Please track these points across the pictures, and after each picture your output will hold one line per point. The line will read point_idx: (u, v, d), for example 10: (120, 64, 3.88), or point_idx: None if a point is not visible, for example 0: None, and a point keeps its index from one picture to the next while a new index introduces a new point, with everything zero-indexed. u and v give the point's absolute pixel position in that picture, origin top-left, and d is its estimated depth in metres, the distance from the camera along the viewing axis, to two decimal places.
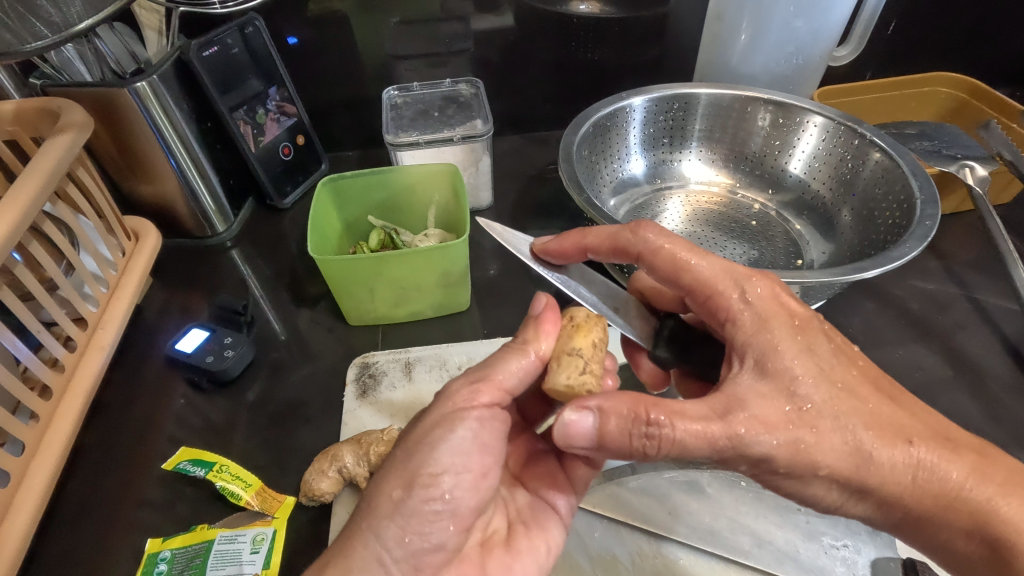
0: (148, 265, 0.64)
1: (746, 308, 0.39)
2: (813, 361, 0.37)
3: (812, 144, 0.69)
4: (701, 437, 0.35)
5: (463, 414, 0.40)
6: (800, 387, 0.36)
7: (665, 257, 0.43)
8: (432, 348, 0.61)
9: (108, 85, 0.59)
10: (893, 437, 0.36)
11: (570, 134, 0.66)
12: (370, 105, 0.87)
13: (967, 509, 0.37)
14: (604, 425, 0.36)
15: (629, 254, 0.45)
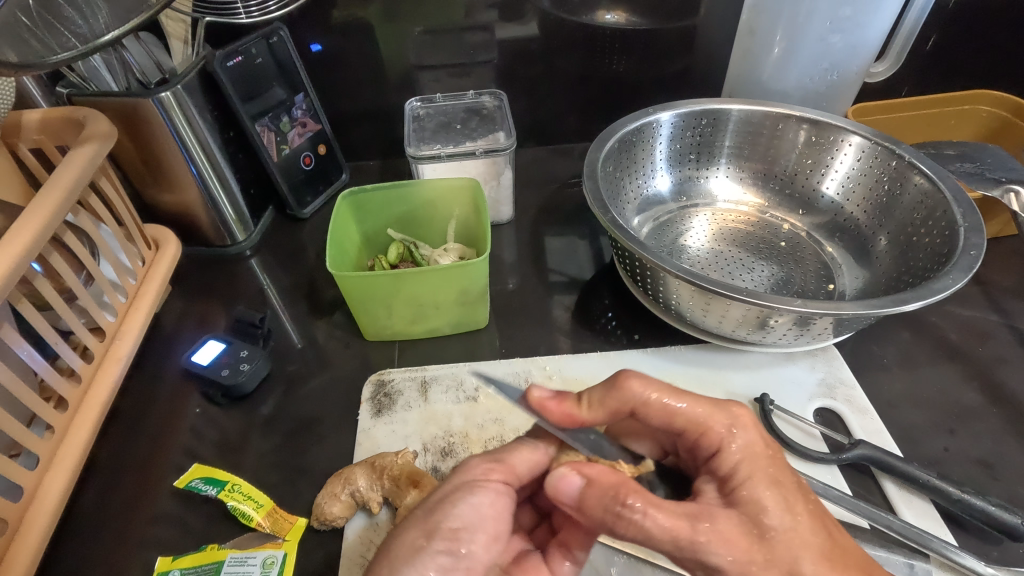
0: (167, 276, 0.63)
1: (734, 440, 0.39)
2: (782, 497, 0.36)
3: (847, 164, 0.66)
4: (668, 529, 0.34)
5: (481, 482, 0.41)
6: (767, 516, 0.35)
7: (655, 405, 0.42)
8: (449, 367, 0.59)
9: (132, 95, 0.59)
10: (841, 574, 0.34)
11: (595, 150, 0.64)
12: (392, 115, 0.86)
13: None
14: (586, 494, 0.38)
15: (621, 412, 0.43)
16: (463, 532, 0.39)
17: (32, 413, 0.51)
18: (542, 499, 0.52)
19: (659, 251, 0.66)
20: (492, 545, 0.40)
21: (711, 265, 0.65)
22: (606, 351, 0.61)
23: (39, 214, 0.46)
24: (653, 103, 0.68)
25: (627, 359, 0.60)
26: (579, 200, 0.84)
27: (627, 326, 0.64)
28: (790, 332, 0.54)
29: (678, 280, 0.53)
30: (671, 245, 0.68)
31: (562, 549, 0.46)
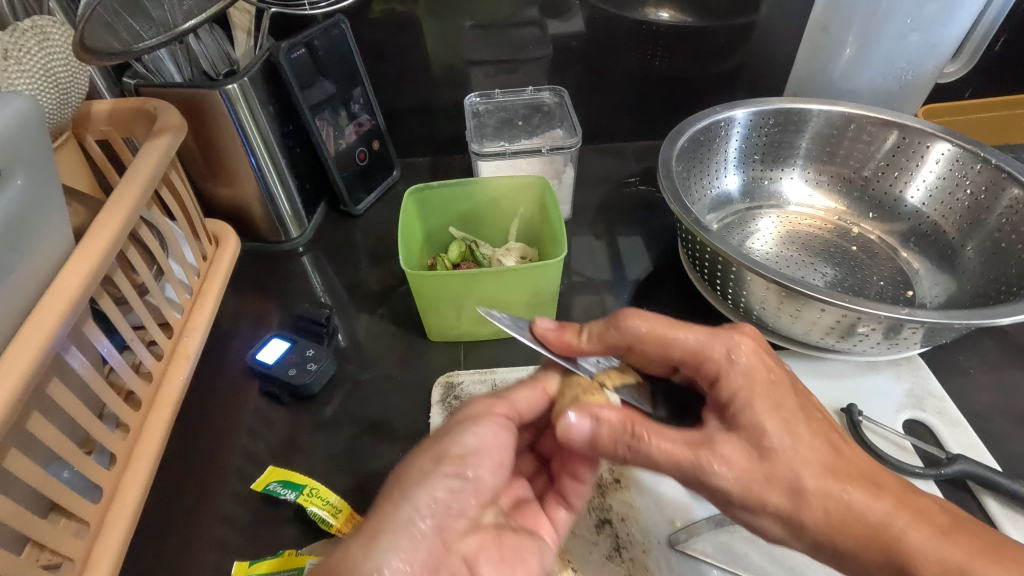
0: (228, 271, 0.62)
1: (735, 368, 0.41)
2: (781, 417, 0.38)
3: (934, 172, 0.64)
4: (672, 457, 0.39)
5: (486, 414, 0.44)
6: (767, 436, 0.37)
7: (651, 336, 0.45)
8: (519, 370, 0.58)
9: (199, 86, 0.58)
10: (839, 479, 0.36)
11: (666, 148, 0.63)
12: (443, 112, 0.84)
13: (887, 551, 0.35)
14: (598, 432, 0.41)
15: (620, 346, 0.47)
16: (467, 457, 0.41)
17: (102, 408, 0.50)
18: (545, 443, 0.53)
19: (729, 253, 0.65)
20: (496, 468, 0.43)
21: (783, 267, 0.64)
22: None
23: (122, 207, 0.45)
24: (725, 101, 0.67)
25: None
26: (636, 202, 0.81)
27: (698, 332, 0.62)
28: (880, 342, 0.52)
29: (766, 284, 0.52)
30: (740, 247, 0.67)
31: (559, 496, 0.48)
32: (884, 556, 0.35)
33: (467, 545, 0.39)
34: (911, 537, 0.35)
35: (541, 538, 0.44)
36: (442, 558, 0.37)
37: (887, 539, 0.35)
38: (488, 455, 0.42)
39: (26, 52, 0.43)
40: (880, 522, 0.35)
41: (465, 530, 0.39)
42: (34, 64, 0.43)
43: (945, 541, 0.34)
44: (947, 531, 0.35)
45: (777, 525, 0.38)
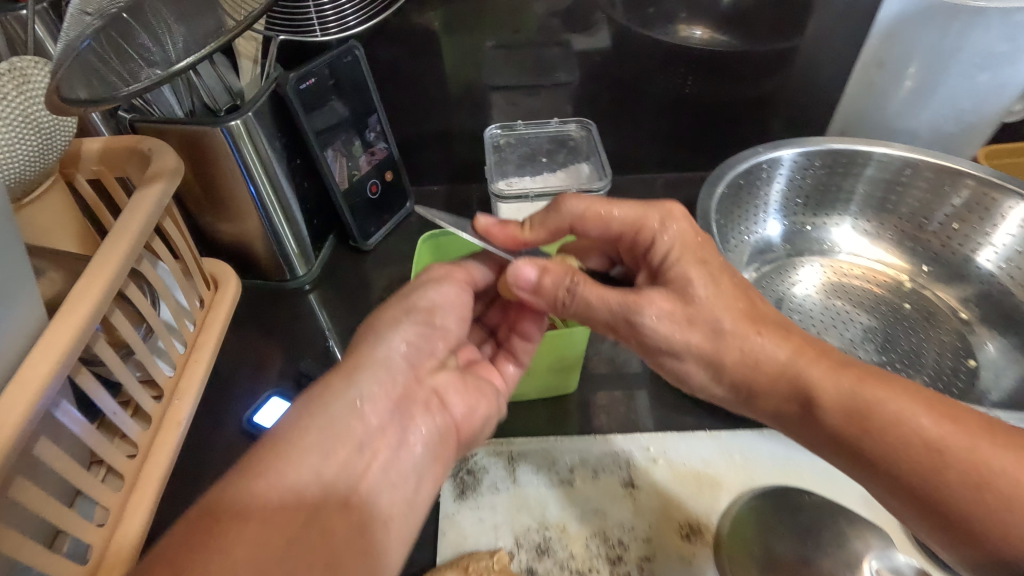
0: (228, 319, 0.57)
1: (664, 235, 0.46)
2: (705, 272, 0.43)
3: (1011, 232, 0.59)
4: (602, 300, 0.44)
5: (439, 279, 0.48)
6: (693, 287, 0.43)
7: (591, 215, 0.50)
8: (539, 442, 0.53)
9: (201, 124, 0.54)
10: (752, 326, 0.41)
11: (706, 195, 0.59)
12: (461, 138, 0.79)
13: (791, 381, 0.40)
14: (543, 279, 0.46)
15: (560, 229, 0.52)
16: (433, 309, 0.46)
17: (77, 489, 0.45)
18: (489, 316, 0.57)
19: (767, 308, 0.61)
20: (462, 321, 0.48)
21: (828, 327, 0.59)
22: (715, 431, 0.53)
23: (103, 274, 0.40)
24: (773, 141, 0.62)
25: (744, 441, 0.52)
26: None
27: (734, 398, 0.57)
28: None
29: None
30: (780, 299, 0.63)
31: (507, 355, 0.52)
32: (789, 389, 0.40)
33: (443, 381, 0.46)
34: (813, 372, 0.39)
35: (495, 391, 0.49)
36: (410, 394, 0.43)
37: (792, 376, 0.40)
38: (453, 309, 0.47)
39: (5, 100, 0.39)
40: (786, 362, 0.40)
41: (438, 363, 0.46)
42: (18, 115, 0.40)
43: (843, 376, 0.39)
44: (852, 370, 0.39)
45: (700, 367, 0.43)
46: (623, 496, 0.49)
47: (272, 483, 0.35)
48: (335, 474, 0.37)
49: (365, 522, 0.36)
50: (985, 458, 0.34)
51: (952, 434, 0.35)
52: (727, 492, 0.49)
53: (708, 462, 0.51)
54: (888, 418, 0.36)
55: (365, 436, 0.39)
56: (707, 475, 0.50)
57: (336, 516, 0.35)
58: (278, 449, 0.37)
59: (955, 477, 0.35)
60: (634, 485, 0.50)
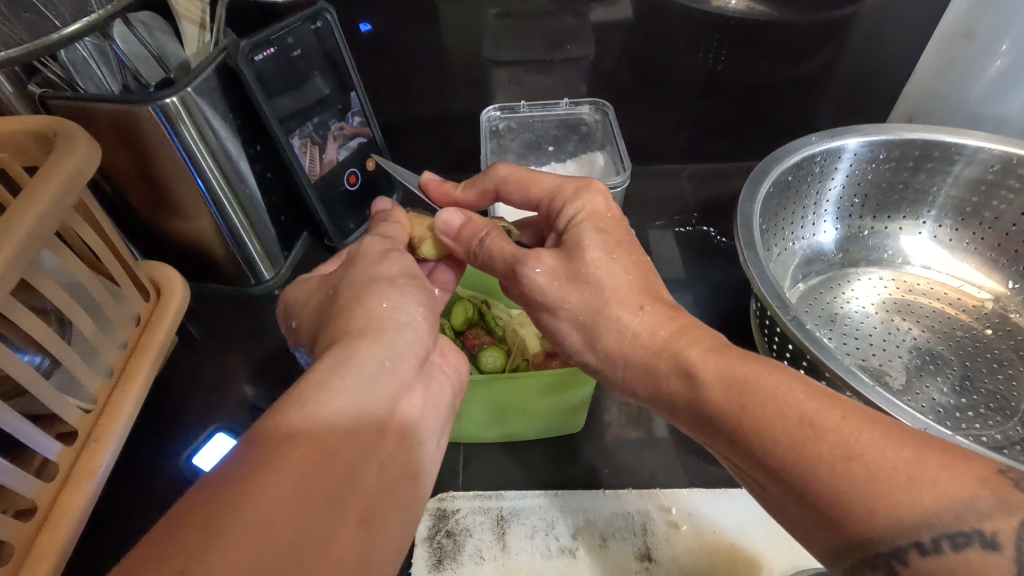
0: (168, 339, 0.47)
1: (575, 200, 0.39)
2: (603, 239, 0.37)
3: None
4: (502, 256, 0.38)
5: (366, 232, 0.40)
6: (584, 248, 0.36)
7: (514, 179, 0.43)
8: (534, 499, 0.46)
9: (128, 101, 0.44)
10: (634, 300, 0.36)
11: (747, 202, 0.51)
12: (458, 123, 0.68)
13: (671, 362, 0.34)
14: (463, 229, 0.40)
15: (488, 194, 0.44)
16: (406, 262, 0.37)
17: None
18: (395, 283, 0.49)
19: (819, 325, 0.56)
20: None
21: (890, 350, 0.54)
22: None
23: None
24: (830, 129, 0.57)
25: None
26: (691, 248, 0.65)
27: None
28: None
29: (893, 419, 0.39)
30: (835, 315, 0.57)
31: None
32: (669, 365, 0.34)
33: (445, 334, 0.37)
34: (694, 352, 0.34)
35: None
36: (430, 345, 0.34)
37: (673, 354, 0.34)
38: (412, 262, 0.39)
39: None
40: (665, 340, 0.35)
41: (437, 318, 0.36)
42: None
43: (723, 357, 0.33)
44: (730, 356, 0.33)
45: (573, 331, 0.37)
46: (637, 572, 0.42)
47: (309, 438, 0.26)
48: (373, 434, 0.28)
49: (402, 476, 0.29)
50: (854, 431, 0.27)
51: (827, 412, 0.28)
52: (769, 570, 0.42)
53: (743, 532, 0.44)
54: (761, 392, 0.30)
55: (399, 389, 0.31)
56: (740, 551, 0.43)
57: (373, 470, 0.28)
58: (306, 400, 0.27)
59: (824, 446, 0.27)
60: (652, 559, 0.42)
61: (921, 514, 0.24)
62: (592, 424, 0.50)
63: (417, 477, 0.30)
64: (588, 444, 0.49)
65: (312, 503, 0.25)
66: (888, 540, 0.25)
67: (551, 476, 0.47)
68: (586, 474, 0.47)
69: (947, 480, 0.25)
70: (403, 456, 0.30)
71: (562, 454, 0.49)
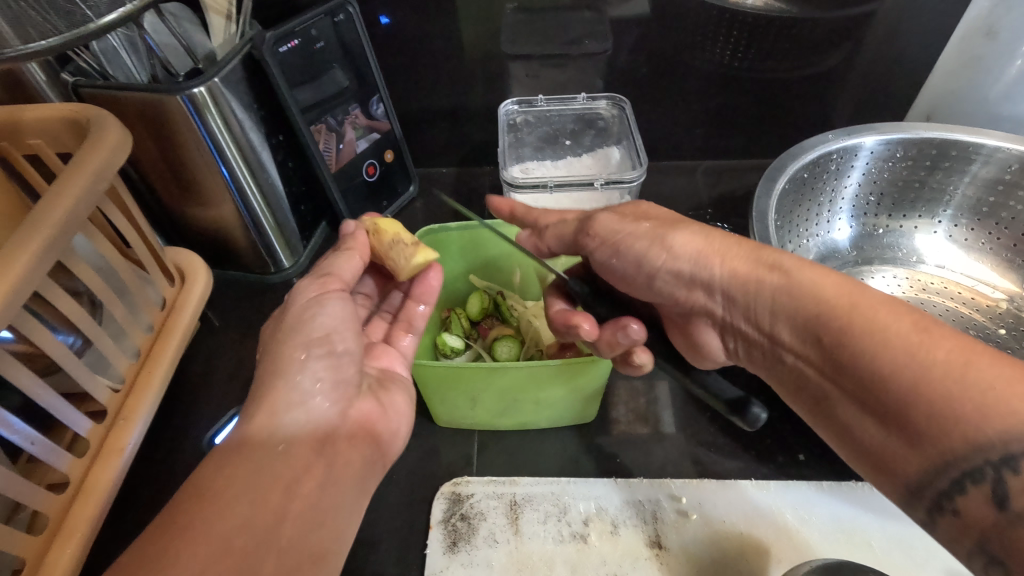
0: (192, 322, 0.49)
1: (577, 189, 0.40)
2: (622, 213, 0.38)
3: None
4: None
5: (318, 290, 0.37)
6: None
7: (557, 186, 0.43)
8: (547, 485, 0.46)
9: (156, 90, 0.45)
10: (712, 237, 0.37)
11: (762, 198, 0.51)
12: (474, 116, 0.69)
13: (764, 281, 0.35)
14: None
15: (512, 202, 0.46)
16: (334, 336, 0.36)
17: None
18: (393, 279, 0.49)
19: None
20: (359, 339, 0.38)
21: None
22: (761, 479, 0.47)
23: (5, 280, 0.31)
24: (848, 127, 0.57)
25: (797, 495, 0.46)
26: None
27: (783, 440, 0.49)
28: None
29: None
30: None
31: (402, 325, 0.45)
32: (769, 280, 0.35)
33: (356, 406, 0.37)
34: (795, 269, 0.34)
35: (399, 381, 0.42)
36: (331, 430, 0.35)
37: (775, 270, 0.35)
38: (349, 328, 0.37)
39: None
40: (747, 273, 0.36)
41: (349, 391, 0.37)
42: None
43: (828, 274, 0.33)
44: (837, 275, 0.33)
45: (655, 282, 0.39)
46: (648, 558, 0.43)
47: (198, 536, 0.28)
48: (269, 525, 0.30)
49: (303, 557, 0.31)
50: (969, 353, 0.27)
51: (937, 333, 0.28)
52: (778, 561, 0.43)
53: (752, 523, 0.44)
54: (869, 308, 0.30)
55: (295, 477, 0.32)
56: (749, 540, 0.43)
57: (272, 555, 0.29)
58: (194, 501, 0.29)
59: (933, 363, 0.27)
60: (662, 546, 0.43)
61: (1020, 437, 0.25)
62: (603, 415, 0.51)
63: (322, 557, 0.32)
64: (598, 434, 0.50)
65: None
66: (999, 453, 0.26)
67: (563, 465, 0.48)
68: (598, 464, 0.48)
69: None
70: (306, 537, 0.31)
71: (574, 443, 0.50)
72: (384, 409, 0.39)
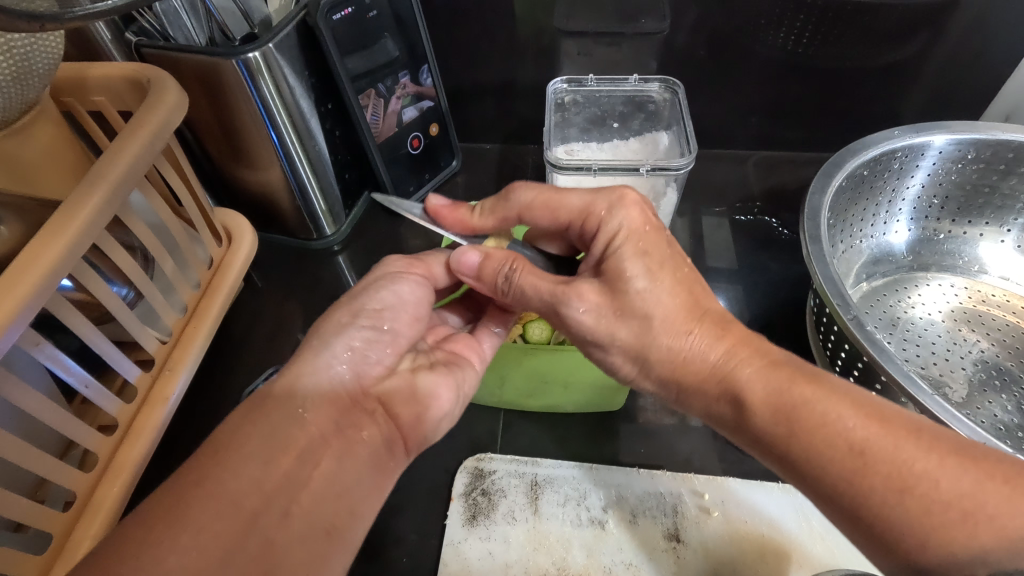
0: (236, 283, 0.50)
1: (608, 221, 0.38)
2: (645, 265, 0.35)
3: None
4: (537, 289, 0.37)
5: (397, 275, 0.39)
6: (628, 279, 0.35)
7: (539, 203, 0.41)
8: (571, 469, 0.47)
9: (214, 53, 0.46)
10: (683, 324, 0.35)
11: (816, 194, 0.49)
12: (523, 94, 0.68)
13: None
14: (485, 264, 0.38)
15: (509, 218, 0.43)
16: (386, 313, 0.36)
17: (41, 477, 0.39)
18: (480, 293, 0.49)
19: (879, 327, 0.55)
20: (414, 323, 0.38)
21: (955, 361, 0.52)
22: (788, 483, 0.46)
23: (69, 230, 0.33)
24: (916, 124, 0.54)
25: None
26: (750, 236, 0.64)
27: None
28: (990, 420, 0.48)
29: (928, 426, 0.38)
30: (897, 319, 0.55)
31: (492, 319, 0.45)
32: (719, 390, 0.34)
33: (395, 386, 0.35)
34: (744, 373, 0.33)
35: (467, 366, 0.41)
36: (354, 402, 0.34)
37: (723, 376, 0.34)
38: (404, 311, 0.37)
39: (35, 62, 0.35)
40: (718, 363, 0.34)
41: (386, 372, 0.36)
42: (43, 69, 0.36)
43: (774, 376, 0.33)
44: (785, 378, 0.32)
45: (625, 363, 0.37)
46: (664, 551, 0.43)
47: (201, 487, 0.27)
48: (280, 487, 0.29)
49: (318, 528, 0.29)
50: (909, 464, 0.28)
51: (882, 441, 0.29)
52: (799, 566, 0.42)
53: (776, 526, 0.44)
54: (811, 411, 0.31)
55: (312, 444, 0.31)
56: (771, 543, 0.43)
57: (280, 520, 0.28)
58: (209, 453, 0.29)
59: (880, 471, 0.29)
60: (680, 540, 0.43)
61: (979, 549, 0.26)
62: (631, 403, 0.51)
63: (337, 531, 0.30)
64: (624, 424, 0.50)
65: (210, 553, 0.26)
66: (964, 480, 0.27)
67: (586, 450, 0.49)
68: (621, 451, 0.48)
69: (1010, 517, 0.26)
70: (320, 510, 0.30)
71: (599, 429, 0.50)
72: (420, 394, 0.36)
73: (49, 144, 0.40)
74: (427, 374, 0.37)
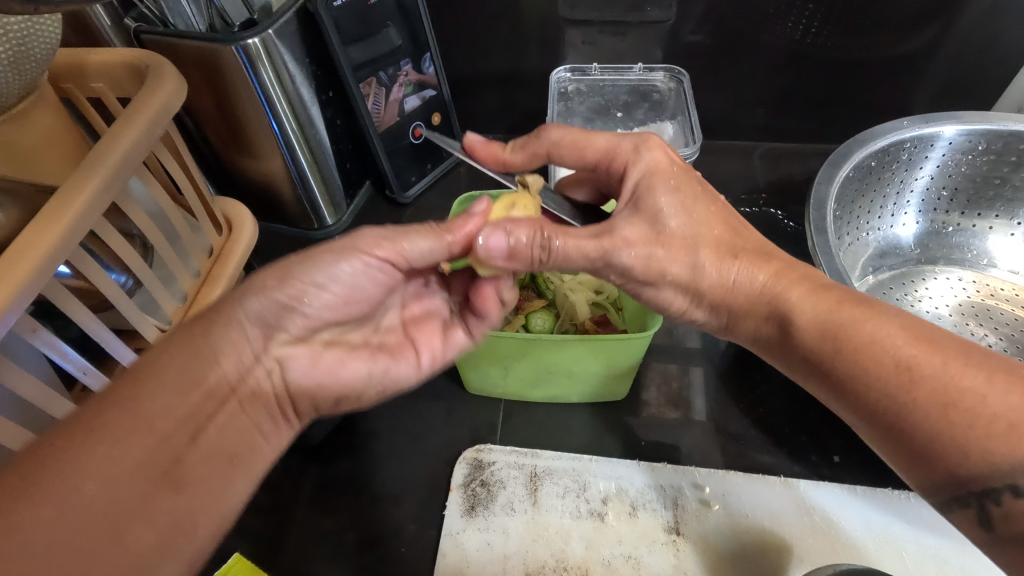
0: (236, 272, 0.50)
1: (635, 159, 0.39)
2: (678, 199, 0.36)
3: None
4: (582, 250, 0.34)
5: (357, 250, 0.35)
6: (665, 216, 0.35)
7: (568, 141, 0.42)
8: (568, 462, 0.46)
9: (214, 39, 0.46)
10: (725, 254, 0.36)
11: (822, 184, 0.49)
12: (526, 84, 0.67)
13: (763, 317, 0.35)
14: (514, 244, 0.34)
15: (539, 155, 0.43)
16: (314, 291, 0.34)
17: None
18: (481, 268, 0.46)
19: None
20: (349, 304, 0.36)
21: None
22: (790, 478, 0.45)
23: (66, 218, 0.33)
24: (926, 114, 0.53)
25: (827, 496, 0.44)
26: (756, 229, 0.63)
27: (818, 439, 0.48)
28: None
29: None
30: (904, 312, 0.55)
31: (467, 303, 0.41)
32: (768, 310, 0.35)
33: (299, 357, 0.35)
34: (793, 295, 0.34)
35: (395, 348, 0.40)
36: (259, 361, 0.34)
37: (772, 299, 0.35)
38: (337, 292, 0.35)
39: (33, 48, 0.35)
40: (766, 284, 0.35)
41: (294, 340, 0.35)
42: (41, 54, 0.36)
43: (822, 300, 0.33)
44: (835, 300, 0.33)
45: (679, 296, 0.37)
46: (663, 544, 0.42)
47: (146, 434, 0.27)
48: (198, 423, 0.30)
49: (221, 454, 0.31)
50: (959, 377, 0.28)
51: (931, 359, 0.29)
52: (800, 561, 0.41)
53: (778, 521, 0.43)
54: (861, 337, 0.31)
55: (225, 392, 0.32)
56: (772, 537, 0.43)
57: (190, 444, 0.29)
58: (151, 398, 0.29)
59: (922, 394, 0.29)
60: (680, 533, 0.43)
61: (1006, 471, 0.27)
62: (634, 396, 0.50)
63: (238, 459, 0.32)
64: (628, 415, 0.49)
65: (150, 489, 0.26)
66: (987, 480, 0.27)
67: (589, 443, 0.48)
68: (623, 444, 0.48)
69: None
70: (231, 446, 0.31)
71: (600, 422, 0.49)
72: (321, 368, 0.36)
73: (47, 130, 0.40)
74: (335, 352, 0.37)
